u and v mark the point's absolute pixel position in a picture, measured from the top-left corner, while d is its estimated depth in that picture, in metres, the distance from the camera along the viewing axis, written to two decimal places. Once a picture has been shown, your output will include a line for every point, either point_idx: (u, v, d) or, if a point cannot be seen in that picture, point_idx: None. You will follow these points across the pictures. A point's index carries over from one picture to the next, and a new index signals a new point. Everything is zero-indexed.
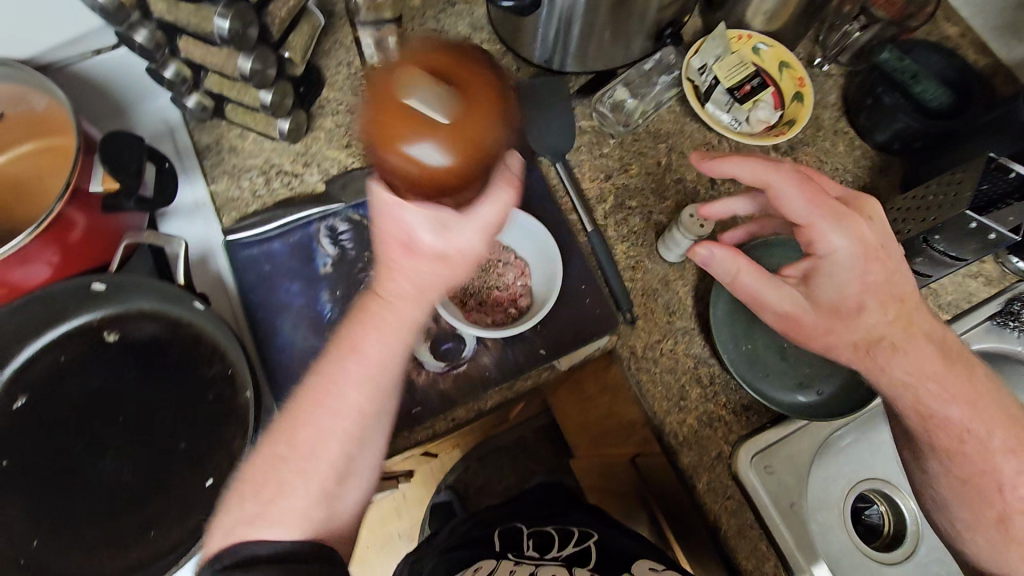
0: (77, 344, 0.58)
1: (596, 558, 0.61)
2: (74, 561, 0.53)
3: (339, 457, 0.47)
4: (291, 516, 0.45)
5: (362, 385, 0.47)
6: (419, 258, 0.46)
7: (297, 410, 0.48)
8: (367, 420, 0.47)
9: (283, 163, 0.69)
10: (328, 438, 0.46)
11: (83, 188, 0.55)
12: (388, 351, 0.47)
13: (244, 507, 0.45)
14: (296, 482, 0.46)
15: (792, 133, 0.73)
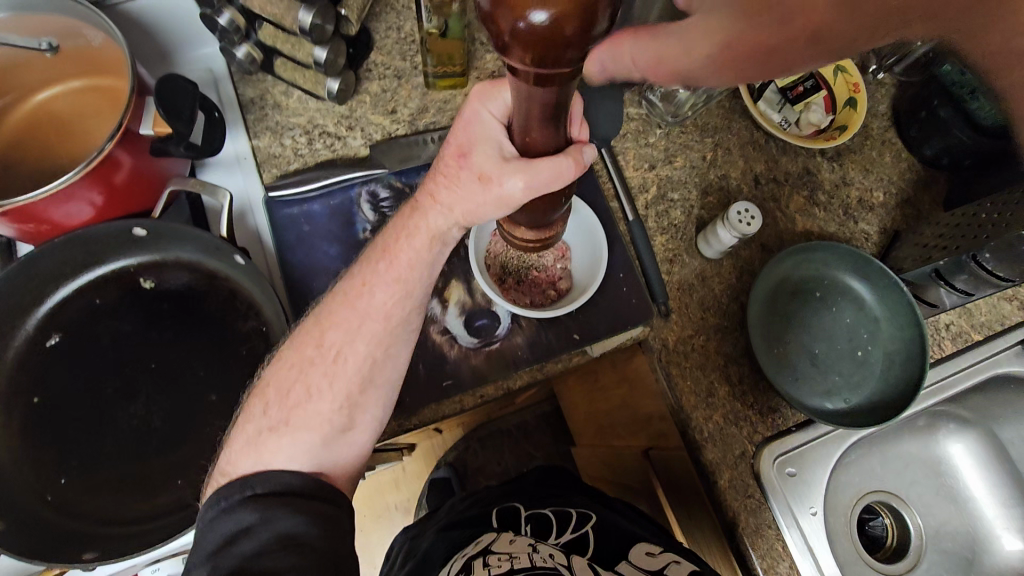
0: (113, 287, 0.58)
1: (592, 545, 0.62)
2: (104, 500, 0.53)
3: (365, 355, 0.53)
4: (315, 420, 0.51)
5: (388, 292, 0.53)
6: (456, 177, 0.49)
7: (327, 311, 0.53)
8: (394, 327, 0.53)
9: (327, 123, 0.68)
10: (354, 335, 0.52)
11: (134, 130, 0.53)
12: (418, 259, 0.53)
13: (268, 412, 0.51)
14: (330, 382, 0.52)
15: (844, 139, 0.73)
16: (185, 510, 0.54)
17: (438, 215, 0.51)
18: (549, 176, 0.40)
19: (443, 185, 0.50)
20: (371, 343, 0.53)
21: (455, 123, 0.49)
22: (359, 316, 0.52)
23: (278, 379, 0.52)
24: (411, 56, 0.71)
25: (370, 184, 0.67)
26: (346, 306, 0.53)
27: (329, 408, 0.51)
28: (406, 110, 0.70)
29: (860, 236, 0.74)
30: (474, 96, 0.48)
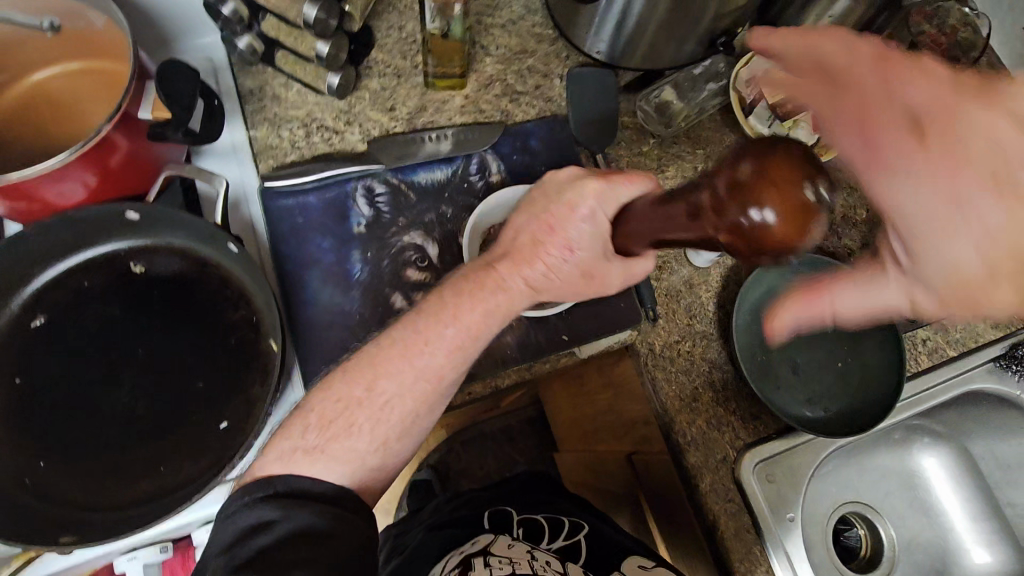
0: (102, 270, 0.58)
1: (583, 549, 0.63)
2: (80, 487, 0.52)
3: (411, 407, 0.52)
4: (347, 455, 0.50)
5: (445, 346, 0.52)
6: (544, 257, 0.52)
7: (381, 355, 0.52)
8: (444, 383, 0.53)
9: (325, 118, 0.70)
10: (409, 386, 0.52)
11: (133, 114, 0.53)
12: (485, 326, 0.53)
13: (305, 437, 0.50)
14: (374, 424, 0.51)
15: (831, 157, 0.74)
16: (164, 498, 0.52)
17: (510, 285, 0.53)
18: (642, 272, 0.53)
19: (528, 256, 0.52)
20: (421, 399, 0.52)
21: (558, 200, 0.51)
22: (416, 368, 0.52)
23: (323, 415, 0.51)
24: (412, 56, 0.73)
25: (366, 179, 0.67)
26: (407, 355, 0.52)
27: (364, 439, 0.51)
28: (405, 109, 0.72)
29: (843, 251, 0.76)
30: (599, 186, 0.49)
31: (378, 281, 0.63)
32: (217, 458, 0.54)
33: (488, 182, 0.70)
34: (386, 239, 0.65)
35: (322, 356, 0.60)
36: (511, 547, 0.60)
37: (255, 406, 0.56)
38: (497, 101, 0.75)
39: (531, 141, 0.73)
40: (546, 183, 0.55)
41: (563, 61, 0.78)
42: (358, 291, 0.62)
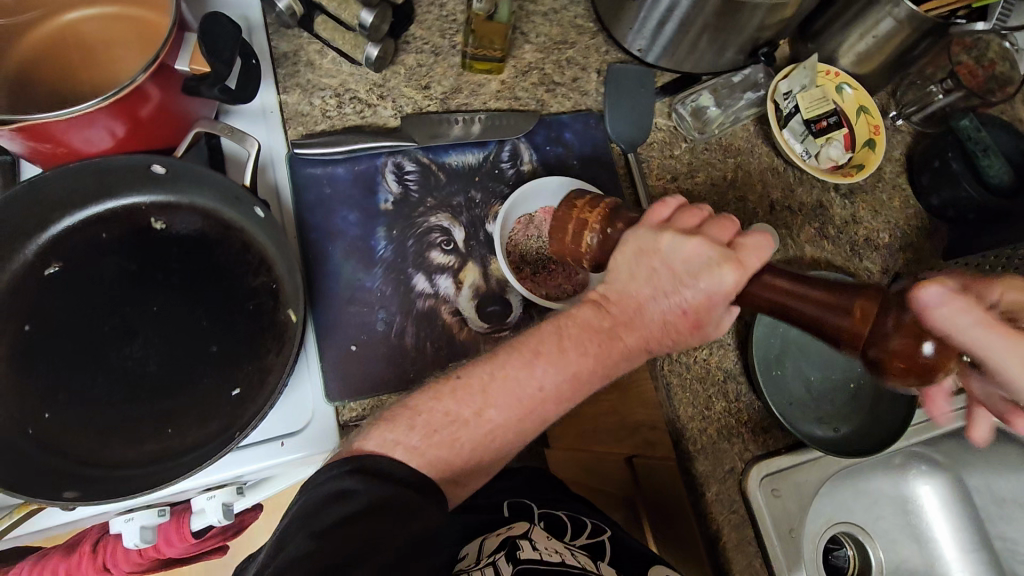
0: (121, 224, 0.56)
1: (610, 550, 0.65)
2: (83, 442, 0.50)
3: (514, 428, 0.50)
4: (446, 461, 0.48)
5: (559, 382, 0.50)
6: (672, 309, 0.50)
7: (503, 368, 0.50)
8: (550, 411, 0.51)
9: (359, 89, 0.69)
10: (520, 415, 0.50)
11: (169, 65, 0.51)
12: (610, 358, 0.51)
13: (413, 434, 0.47)
14: (481, 445, 0.49)
15: (860, 177, 0.74)
16: (170, 460, 0.51)
17: (641, 335, 0.51)
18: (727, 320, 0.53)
19: (659, 309, 0.50)
20: (531, 429, 0.51)
21: (683, 255, 0.49)
22: (530, 396, 0.49)
23: (419, 435, 0.48)
24: (451, 35, 0.73)
25: (397, 156, 0.65)
26: (520, 387, 0.49)
27: (463, 456, 0.49)
28: (440, 88, 0.71)
29: (863, 273, 0.76)
30: (731, 259, 0.47)
31: (402, 260, 0.62)
32: (227, 425, 0.53)
33: (519, 170, 0.68)
34: (413, 218, 0.64)
35: (339, 331, 0.58)
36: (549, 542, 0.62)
37: (269, 376, 0.55)
38: (534, 89, 0.74)
39: (565, 133, 0.72)
40: (645, 234, 0.50)
41: (603, 55, 0.77)
42: (380, 269, 0.61)
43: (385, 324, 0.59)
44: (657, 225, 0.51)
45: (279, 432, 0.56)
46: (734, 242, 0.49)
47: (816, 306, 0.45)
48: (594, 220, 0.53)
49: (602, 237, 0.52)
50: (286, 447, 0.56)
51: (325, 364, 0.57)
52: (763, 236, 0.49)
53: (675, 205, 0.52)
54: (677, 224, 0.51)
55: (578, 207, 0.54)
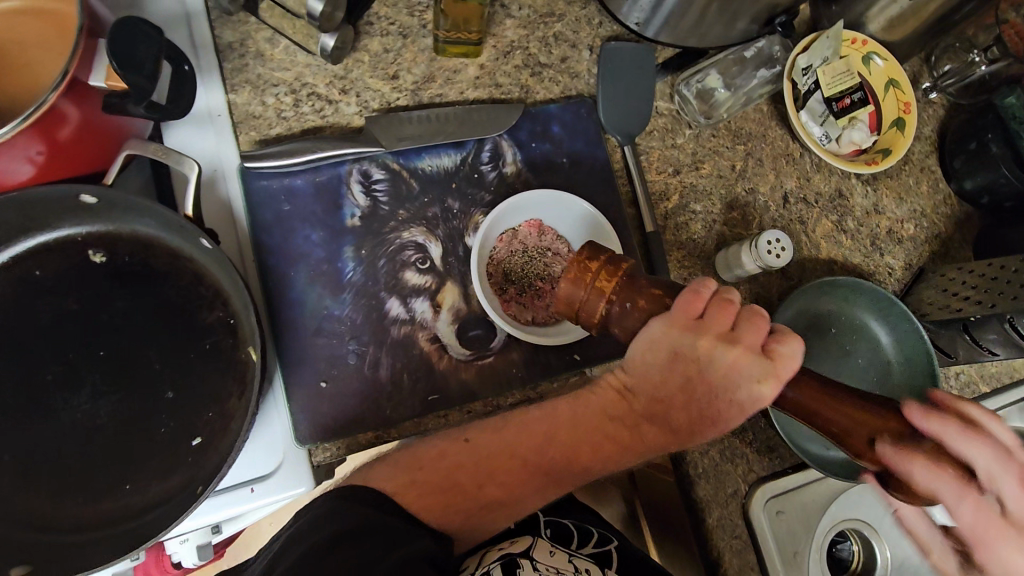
0: (58, 258, 0.50)
1: (615, 559, 0.53)
2: (38, 505, 0.46)
3: (522, 487, 0.45)
4: (452, 512, 0.45)
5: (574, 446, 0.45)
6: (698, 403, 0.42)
7: (515, 426, 0.44)
8: (563, 472, 0.45)
9: (317, 83, 0.61)
10: (522, 487, 0.45)
11: (82, 81, 0.44)
12: (633, 423, 0.44)
13: (414, 490, 0.43)
14: (482, 511, 0.45)
15: (886, 164, 0.66)
16: (132, 520, 0.47)
17: (663, 436, 0.45)
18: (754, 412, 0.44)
19: (685, 417, 0.43)
20: (533, 499, 0.46)
21: (718, 369, 0.40)
22: (535, 472, 0.45)
23: (422, 500, 0.43)
24: (420, 13, 0.64)
25: (363, 162, 0.58)
26: (528, 458, 0.45)
27: (467, 507, 0.45)
28: (410, 77, 0.63)
29: (883, 270, 0.70)
30: (769, 373, 0.38)
31: (374, 283, 0.56)
32: (190, 477, 0.49)
33: (501, 172, 0.61)
34: (384, 235, 0.57)
35: (307, 366, 0.54)
36: (553, 556, 0.50)
37: (231, 422, 0.50)
38: (517, 73, 0.65)
39: (553, 125, 0.64)
40: (675, 339, 0.40)
41: (595, 28, 0.68)
42: (350, 294, 0.56)
43: (357, 356, 0.55)
44: (686, 325, 0.40)
45: (249, 476, 0.52)
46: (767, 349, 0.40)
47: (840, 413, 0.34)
48: (609, 289, 0.39)
49: (618, 314, 0.40)
50: (256, 494, 0.52)
51: (294, 404, 0.53)
52: (796, 341, 0.40)
53: (707, 294, 0.40)
54: (708, 323, 0.40)
55: (589, 273, 0.40)
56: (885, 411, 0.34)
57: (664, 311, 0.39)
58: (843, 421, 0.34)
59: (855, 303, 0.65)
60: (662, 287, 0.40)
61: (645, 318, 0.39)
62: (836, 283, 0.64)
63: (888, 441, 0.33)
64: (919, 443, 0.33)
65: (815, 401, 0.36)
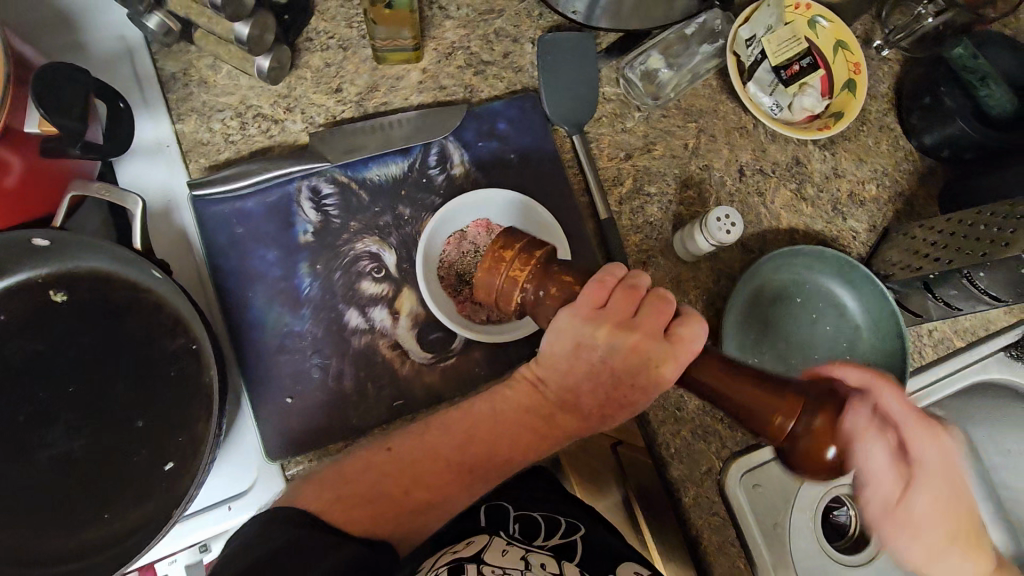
0: (20, 301, 0.52)
1: (580, 550, 0.53)
2: (25, 538, 0.49)
3: (453, 484, 0.47)
4: (392, 517, 0.45)
5: (494, 440, 0.47)
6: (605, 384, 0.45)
7: (435, 429, 0.47)
8: (489, 466, 0.47)
9: (261, 104, 0.61)
10: (448, 489, 0.47)
11: (17, 128, 0.45)
12: (550, 411, 0.47)
13: (354, 499, 0.44)
14: (413, 512, 0.46)
15: (838, 128, 0.65)
16: (113, 546, 0.49)
17: (580, 422, 0.47)
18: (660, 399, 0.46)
19: (597, 401, 0.46)
20: (460, 499, 0.47)
21: (619, 353, 0.43)
22: (458, 472, 0.46)
23: (352, 513, 0.43)
24: (358, 23, 0.64)
25: (311, 178, 0.59)
26: (453, 455, 0.46)
27: (405, 508, 0.45)
28: (353, 89, 0.63)
29: (848, 234, 0.69)
30: (666, 355, 0.42)
31: (331, 296, 0.57)
32: (166, 501, 0.51)
33: (450, 174, 0.62)
34: (338, 247, 0.58)
35: (273, 384, 0.55)
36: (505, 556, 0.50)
37: (201, 444, 0.52)
38: (460, 73, 0.65)
39: (499, 123, 0.64)
40: (579, 328, 0.42)
41: (535, 20, 0.68)
42: (308, 310, 0.57)
43: (321, 369, 0.56)
44: (590, 315, 0.42)
45: (224, 495, 0.54)
46: (669, 331, 0.43)
47: (745, 394, 0.37)
48: (523, 278, 0.41)
49: (534, 301, 0.41)
50: (234, 511, 0.54)
51: (263, 422, 0.54)
52: (700, 323, 0.43)
53: (612, 280, 0.43)
54: (611, 309, 0.43)
55: (503, 261, 0.41)
56: (785, 394, 0.37)
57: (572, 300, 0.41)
58: (746, 405, 0.37)
59: (818, 273, 0.64)
60: (574, 274, 0.42)
61: (557, 306, 0.41)
62: (797, 253, 0.63)
63: (786, 420, 0.36)
64: (809, 421, 0.36)
65: (714, 376, 0.39)
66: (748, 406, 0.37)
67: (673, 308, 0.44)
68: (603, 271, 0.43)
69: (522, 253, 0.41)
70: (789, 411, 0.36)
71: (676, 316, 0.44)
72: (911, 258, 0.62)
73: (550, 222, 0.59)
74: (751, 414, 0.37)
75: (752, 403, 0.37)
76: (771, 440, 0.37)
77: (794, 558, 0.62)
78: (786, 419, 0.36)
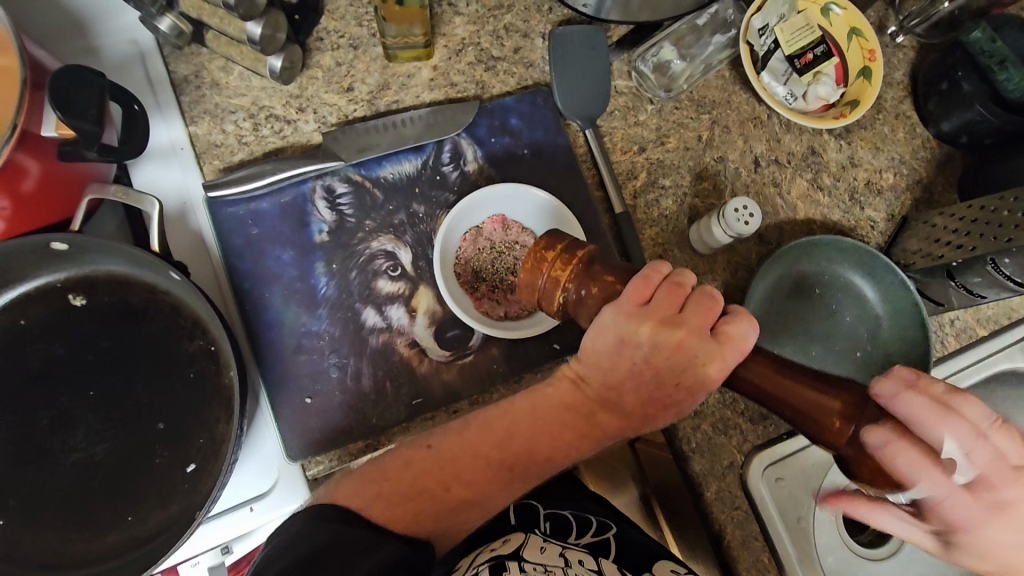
0: (41, 306, 0.52)
1: (614, 547, 0.52)
2: (49, 542, 0.49)
3: (493, 483, 0.46)
4: (432, 514, 0.44)
5: (537, 440, 0.46)
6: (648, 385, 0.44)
7: (475, 427, 0.47)
8: (533, 467, 0.47)
9: (274, 105, 0.61)
10: (488, 488, 0.46)
11: (34, 132, 0.45)
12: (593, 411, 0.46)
13: (385, 497, 0.43)
14: (453, 510, 0.45)
15: (855, 116, 0.64)
16: (137, 549, 0.49)
17: (620, 421, 0.47)
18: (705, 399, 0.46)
19: (639, 400, 0.45)
20: (500, 498, 0.47)
21: (663, 350, 0.43)
22: (497, 472, 0.46)
23: (387, 510, 0.43)
24: (368, 22, 0.64)
25: (325, 178, 0.59)
26: (495, 454, 0.46)
27: (438, 506, 0.45)
28: (364, 88, 0.63)
29: (865, 224, 0.69)
30: (713, 354, 0.41)
31: (348, 296, 0.57)
32: (188, 502, 0.51)
33: (463, 171, 0.62)
34: (353, 247, 0.58)
35: (292, 384, 0.55)
36: (543, 552, 0.49)
37: (223, 446, 0.52)
38: (470, 70, 0.65)
39: (511, 118, 0.64)
40: (622, 325, 0.42)
41: (545, 14, 0.67)
42: (325, 309, 0.57)
43: (339, 369, 0.56)
44: (633, 311, 0.42)
45: (247, 496, 0.54)
46: (715, 329, 0.43)
47: (797, 398, 0.37)
48: (564, 278, 0.43)
49: (574, 300, 0.43)
50: (256, 512, 0.54)
51: (282, 422, 0.54)
52: (747, 322, 0.43)
53: (657, 278, 0.43)
54: (655, 306, 0.43)
55: (546, 261, 0.43)
56: (839, 393, 0.37)
57: (614, 298, 0.42)
58: (804, 407, 0.37)
59: (837, 263, 0.64)
60: (616, 274, 0.43)
61: (599, 305, 0.42)
62: (816, 244, 0.62)
63: (845, 424, 0.37)
64: (869, 424, 0.37)
65: (766, 376, 0.39)
66: (802, 408, 0.37)
67: (720, 307, 0.44)
68: (650, 269, 0.43)
69: (562, 252, 0.43)
70: (845, 412, 0.37)
71: (726, 318, 0.43)
72: (936, 247, 0.61)
73: (564, 216, 0.58)
74: (807, 417, 0.37)
75: (803, 405, 0.37)
76: (827, 444, 0.38)
77: (818, 551, 0.61)
78: (842, 422, 0.37)
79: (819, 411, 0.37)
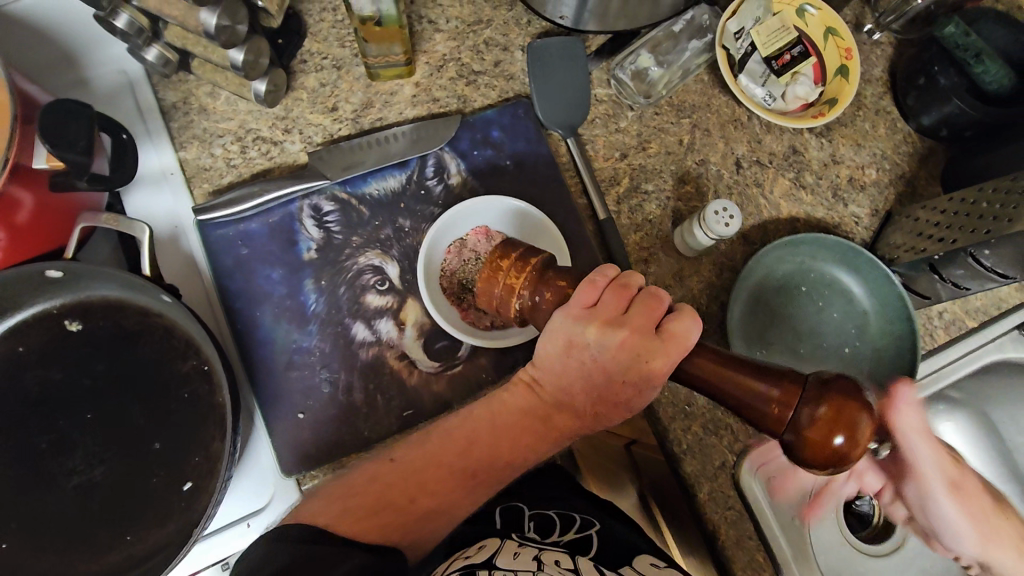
0: (38, 331, 0.53)
1: (595, 544, 0.52)
2: (52, 562, 0.50)
3: (462, 489, 0.47)
4: (410, 523, 0.46)
5: (499, 445, 0.48)
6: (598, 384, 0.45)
7: (439, 437, 0.48)
8: (496, 469, 0.48)
9: (260, 127, 0.63)
10: (454, 496, 0.47)
11: (25, 165, 0.47)
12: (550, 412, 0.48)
13: (368, 511, 0.44)
14: (424, 518, 0.46)
15: (833, 114, 0.65)
16: (137, 567, 0.51)
17: (576, 422, 0.48)
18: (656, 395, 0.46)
19: (592, 400, 0.47)
20: (470, 503, 0.48)
21: (610, 351, 0.44)
22: (461, 478, 0.47)
23: (359, 523, 0.44)
24: (350, 42, 0.65)
25: (312, 197, 0.60)
26: (458, 461, 0.47)
27: (415, 515, 0.46)
28: (348, 106, 0.64)
29: (849, 220, 0.69)
30: (658, 351, 0.42)
31: (337, 311, 0.58)
32: (186, 519, 0.52)
33: (447, 184, 0.63)
34: (340, 263, 0.59)
35: (283, 401, 0.56)
36: (517, 556, 0.48)
37: (217, 464, 0.53)
38: (452, 84, 0.66)
39: (493, 131, 0.65)
40: (570, 328, 0.43)
41: (524, 27, 0.68)
42: (315, 326, 0.58)
43: (330, 384, 0.57)
44: (580, 315, 0.43)
45: (243, 512, 0.55)
46: (660, 327, 0.43)
47: (735, 387, 0.38)
48: (518, 286, 0.44)
49: (530, 306, 0.44)
50: (253, 527, 0.55)
51: (275, 438, 0.55)
52: (691, 319, 0.43)
53: (603, 281, 0.44)
54: (602, 309, 0.44)
55: (500, 270, 0.45)
56: (780, 381, 0.37)
57: (564, 302, 0.43)
58: (744, 396, 0.37)
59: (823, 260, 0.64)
60: (569, 278, 0.44)
61: (551, 309, 0.44)
62: (798, 242, 0.63)
63: (784, 410, 0.36)
64: (811, 411, 0.35)
65: (709, 371, 0.39)
66: (743, 395, 0.37)
67: (665, 304, 0.45)
68: (598, 272, 0.45)
69: (517, 261, 0.45)
70: (786, 398, 0.36)
71: (665, 315, 0.44)
72: (919, 240, 0.61)
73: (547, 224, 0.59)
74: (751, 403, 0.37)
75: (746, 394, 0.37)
76: (773, 432, 0.37)
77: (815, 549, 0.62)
78: (781, 407, 0.36)
79: (760, 398, 0.37)
